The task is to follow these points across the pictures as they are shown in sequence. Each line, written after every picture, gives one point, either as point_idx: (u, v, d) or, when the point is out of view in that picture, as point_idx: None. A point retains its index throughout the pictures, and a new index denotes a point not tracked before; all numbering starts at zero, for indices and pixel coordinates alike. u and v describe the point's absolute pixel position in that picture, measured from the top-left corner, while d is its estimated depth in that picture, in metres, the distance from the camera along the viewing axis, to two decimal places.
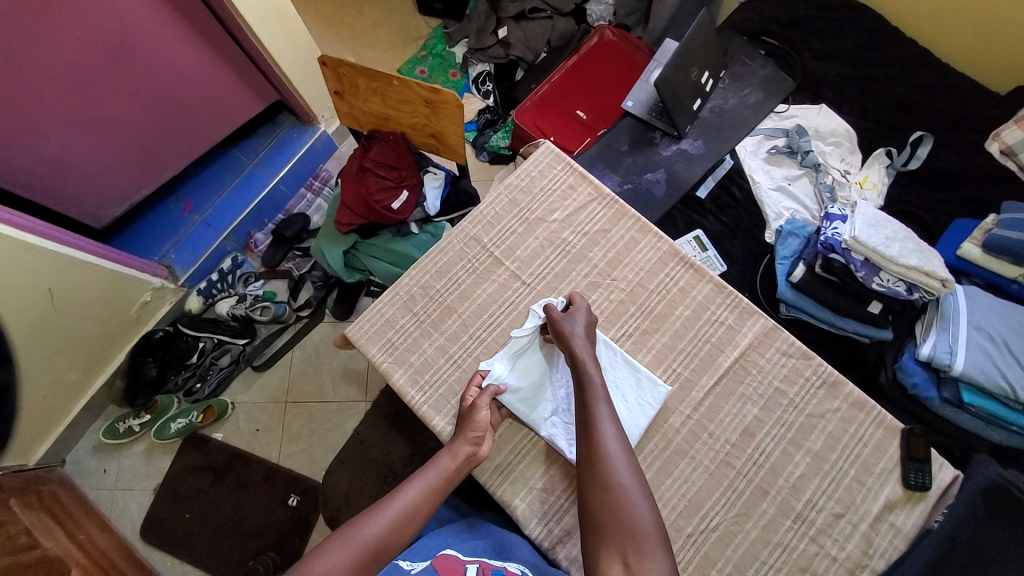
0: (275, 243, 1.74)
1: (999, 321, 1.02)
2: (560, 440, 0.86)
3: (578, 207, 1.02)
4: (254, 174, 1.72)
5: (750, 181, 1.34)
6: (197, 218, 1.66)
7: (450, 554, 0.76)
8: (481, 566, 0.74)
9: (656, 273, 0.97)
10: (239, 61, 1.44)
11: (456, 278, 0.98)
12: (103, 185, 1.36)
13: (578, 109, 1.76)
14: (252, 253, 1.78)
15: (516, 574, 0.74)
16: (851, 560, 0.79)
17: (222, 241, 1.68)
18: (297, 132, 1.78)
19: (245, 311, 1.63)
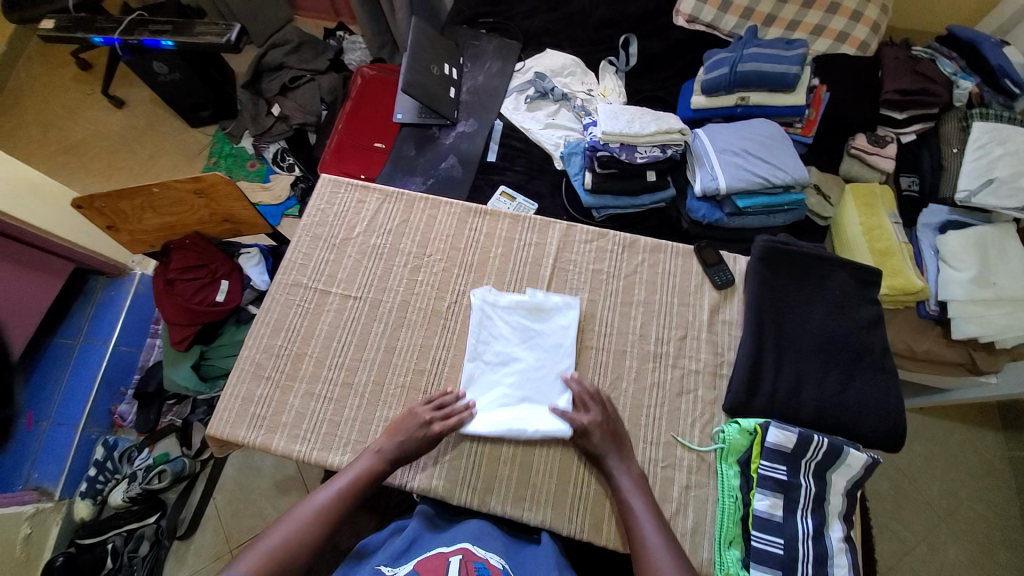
0: (143, 405, 1.52)
1: (732, 139, 1.26)
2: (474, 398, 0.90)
3: (372, 213, 1.08)
4: (88, 350, 1.51)
5: (523, 130, 1.52)
6: (46, 423, 1.41)
7: (433, 553, 0.71)
8: (464, 556, 0.70)
9: (461, 232, 1.06)
10: (9, 246, 1.34)
11: (294, 326, 0.98)
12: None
13: (376, 142, 1.80)
14: (125, 430, 1.54)
15: (499, 566, 0.70)
16: (707, 364, 0.92)
17: (82, 433, 1.44)
18: (113, 290, 1.59)
19: (139, 487, 1.36)
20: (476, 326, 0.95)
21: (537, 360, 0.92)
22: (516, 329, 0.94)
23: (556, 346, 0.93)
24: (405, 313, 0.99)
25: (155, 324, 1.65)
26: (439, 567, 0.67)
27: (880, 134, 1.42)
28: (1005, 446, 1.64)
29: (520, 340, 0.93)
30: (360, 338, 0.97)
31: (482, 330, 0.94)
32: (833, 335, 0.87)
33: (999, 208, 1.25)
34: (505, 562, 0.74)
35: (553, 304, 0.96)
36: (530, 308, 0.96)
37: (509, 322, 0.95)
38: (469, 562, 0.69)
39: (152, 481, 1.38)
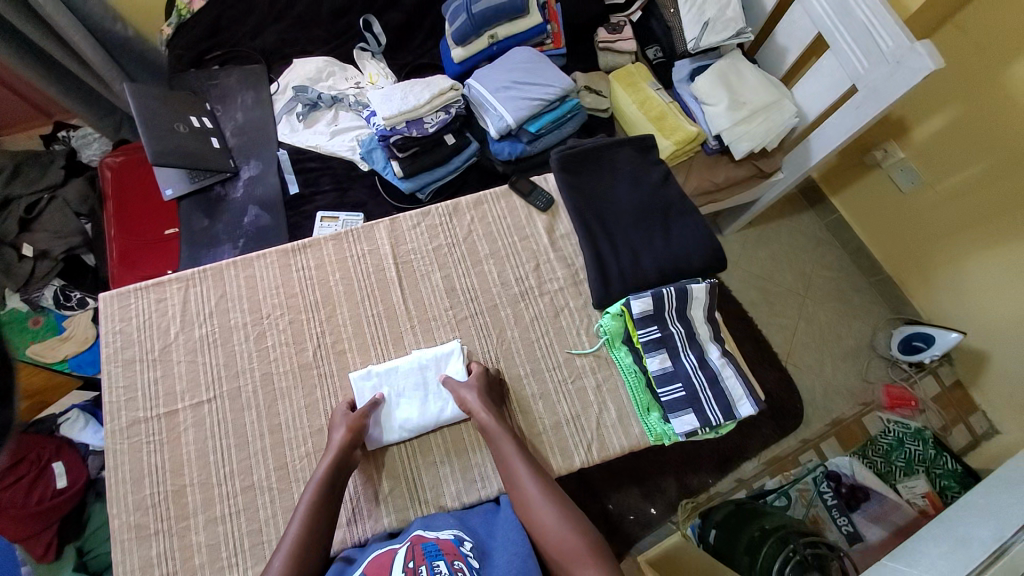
0: None
1: (498, 75, 1.34)
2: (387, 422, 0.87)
3: (182, 305, 0.95)
4: None
5: (313, 148, 1.44)
6: None
7: (382, 552, 0.74)
8: (412, 543, 0.74)
9: (289, 276, 0.98)
10: None
11: (155, 467, 0.86)
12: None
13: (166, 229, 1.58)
14: None
15: (449, 538, 0.75)
16: (566, 278, 0.99)
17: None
18: None
19: None
20: (382, 421, 0.87)
21: (432, 406, 0.88)
22: (410, 400, 0.88)
23: (440, 397, 0.89)
24: (273, 384, 0.90)
25: None
26: (387, 562, 0.71)
27: (615, 22, 1.60)
28: (817, 217, 2.03)
29: (422, 409, 0.88)
30: (238, 436, 0.87)
31: (390, 389, 0.89)
32: (644, 201, 0.98)
33: (722, 41, 1.46)
34: (459, 531, 0.79)
35: (438, 358, 0.91)
36: (425, 369, 0.90)
37: (409, 388, 0.89)
38: (418, 546, 0.73)
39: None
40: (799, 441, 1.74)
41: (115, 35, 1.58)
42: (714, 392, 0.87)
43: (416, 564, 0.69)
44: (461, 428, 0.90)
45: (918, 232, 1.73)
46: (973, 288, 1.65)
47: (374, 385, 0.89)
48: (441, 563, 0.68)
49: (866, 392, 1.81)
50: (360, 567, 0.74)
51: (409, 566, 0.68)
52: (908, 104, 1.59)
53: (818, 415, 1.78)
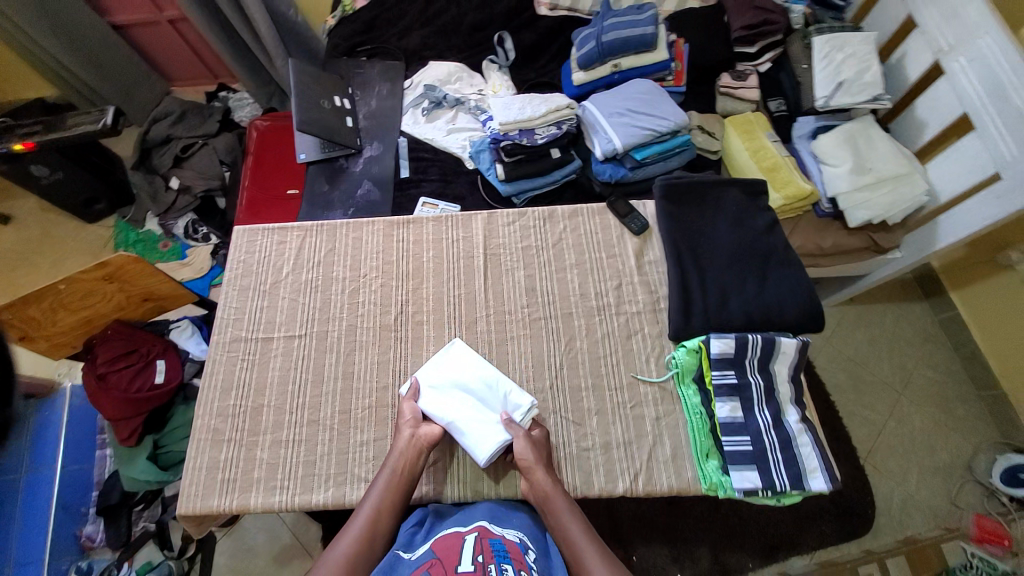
0: (110, 520, 1.39)
1: (615, 102, 1.38)
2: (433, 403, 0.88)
3: (297, 249, 1.07)
4: (33, 481, 1.37)
5: (428, 141, 1.56)
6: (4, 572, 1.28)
7: (449, 534, 0.74)
8: (480, 534, 0.73)
9: (390, 245, 1.06)
10: None
11: (243, 383, 0.95)
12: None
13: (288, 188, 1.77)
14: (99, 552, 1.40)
15: (515, 538, 0.74)
16: (646, 303, 0.99)
17: (49, 565, 1.31)
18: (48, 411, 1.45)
19: None
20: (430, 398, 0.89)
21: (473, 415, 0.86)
22: (459, 401, 0.87)
23: (479, 421, 0.85)
24: (355, 337, 0.97)
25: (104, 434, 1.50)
26: (455, 545, 0.70)
27: (742, 70, 1.58)
28: (929, 310, 1.83)
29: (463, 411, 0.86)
30: (316, 374, 0.95)
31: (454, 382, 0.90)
32: (743, 244, 0.96)
33: (856, 103, 1.42)
34: (523, 536, 0.78)
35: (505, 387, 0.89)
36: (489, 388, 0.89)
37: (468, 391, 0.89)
38: (486, 539, 0.72)
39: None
40: (862, 549, 1.55)
41: (290, 19, 1.84)
42: (783, 455, 0.82)
43: (484, 560, 0.66)
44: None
45: None
46: None
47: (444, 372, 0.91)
48: (508, 567, 0.66)
49: (954, 516, 1.59)
50: (426, 546, 0.74)
51: (478, 560, 0.65)
52: None
53: (889, 527, 1.58)
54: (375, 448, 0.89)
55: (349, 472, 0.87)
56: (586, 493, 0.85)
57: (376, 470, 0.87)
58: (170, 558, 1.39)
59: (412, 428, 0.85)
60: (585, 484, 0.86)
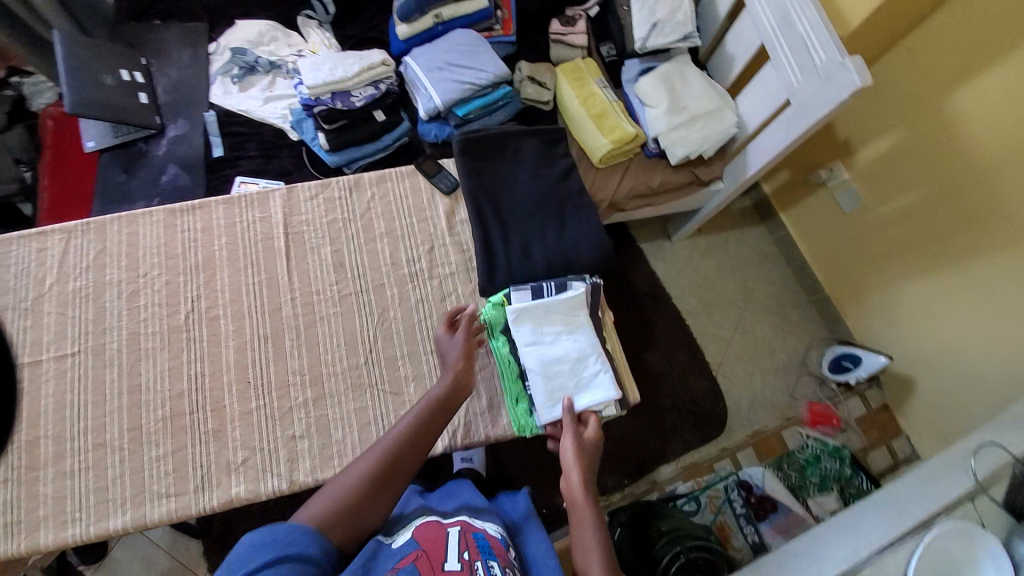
0: None
1: (434, 55, 1.32)
2: (524, 330, 0.89)
3: (61, 256, 0.93)
4: None
5: (245, 113, 1.41)
6: None
7: (429, 524, 0.73)
8: (463, 528, 0.73)
9: (173, 238, 0.96)
10: None
11: (10, 416, 0.84)
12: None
13: None
14: None
15: (496, 534, 0.75)
16: (458, 264, 0.99)
17: None
18: None
19: None
20: (526, 321, 0.89)
21: (549, 369, 0.87)
22: (549, 344, 0.88)
23: (552, 381, 0.87)
24: (140, 344, 0.89)
25: None
26: (441, 539, 0.69)
27: (571, 14, 1.56)
28: (766, 232, 2.02)
29: (544, 360, 0.88)
30: (97, 392, 0.86)
31: (550, 322, 0.89)
32: (542, 193, 0.99)
33: (670, 43, 1.46)
34: (501, 530, 0.80)
35: (590, 369, 0.88)
36: (574, 358, 0.89)
37: (557, 342, 0.89)
38: (469, 534, 0.72)
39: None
40: (719, 450, 1.74)
41: None
42: (580, 388, 0.88)
43: (470, 556, 0.68)
44: (326, 404, 0.89)
45: (857, 254, 1.74)
46: (905, 312, 1.65)
47: (550, 309, 0.89)
48: (495, 564, 0.67)
49: (793, 409, 1.82)
50: (406, 534, 0.72)
51: (464, 558, 0.66)
52: (856, 124, 1.58)
53: (741, 428, 1.78)
54: (174, 460, 0.83)
55: (148, 495, 0.81)
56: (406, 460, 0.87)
57: (178, 482, 0.83)
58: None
59: (465, 359, 0.87)
60: None
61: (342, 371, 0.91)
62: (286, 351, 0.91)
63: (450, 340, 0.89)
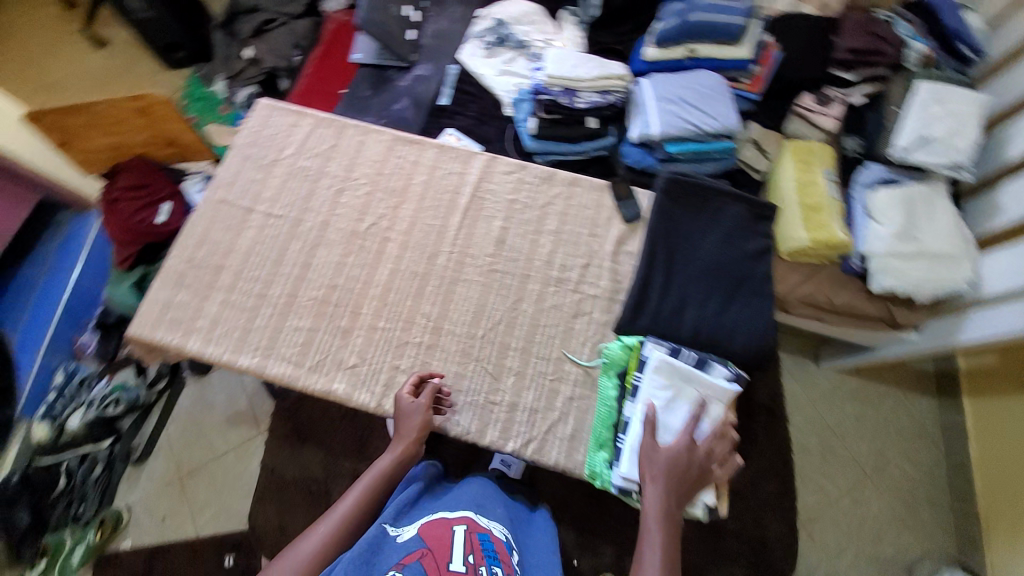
0: (105, 335, 1.76)
1: (671, 88, 1.29)
2: (654, 381, 0.82)
3: (304, 137, 1.12)
4: (52, 280, 1.76)
5: (478, 76, 1.54)
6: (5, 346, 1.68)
7: (439, 520, 0.82)
8: (469, 528, 0.81)
9: (387, 160, 1.10)
10: None
11: (217, 239, 1.03)
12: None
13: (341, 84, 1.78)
14: (85, 358, 1.77)
15: (501, 535, 0.83)
16: (605, 290, 0.96)
17: (43, 358, 1.68)
18: (81, 222, 1.84)
19: (95, 412, 1.60)
20: (661, 375, 0.82)
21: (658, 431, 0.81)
22: (670, 408, 0.81)
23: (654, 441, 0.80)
24: (324, 233, 1.03)
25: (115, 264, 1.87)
26: (443, 538, 0.78)
27: (828, 94, 1.44)
28: (940, 410, 1.67)
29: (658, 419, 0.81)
30: (279, 254, 1.01)
31: (683, 387, 0.82)
32: (722, 262, 0.93)
33: (931, 165, 1.29)
34: (505, 531, 0.87)
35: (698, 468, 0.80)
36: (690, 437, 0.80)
37: (680, 410, 0.81)
38: (474, 536, 0.80)
39: (109, 407, 1.63)
40: None
41: None
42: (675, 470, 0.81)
43: (473, 560, 0.76)
44: (433, 352, 0.94)
45: None
46: None
47: (692, 379, 0.82)
48: (497, 571, 0.75)
49: None
50: (414, 529, 0.81)
51: (469, 561, 0.75)
52: None
53: None
54: (305, 335, 0.96)
55: (274, 355, 0.94)
56: (475, 441, 0.89)
57: (298, 353, 0.94)
58: (140, 386, 1.71)
59: (418, 430, 0.84)
60: (478, 432, 0.89)
61: (459, 333, 0.95)
62: (426, 293, 0.98)
63: (411, 408, 0.85)
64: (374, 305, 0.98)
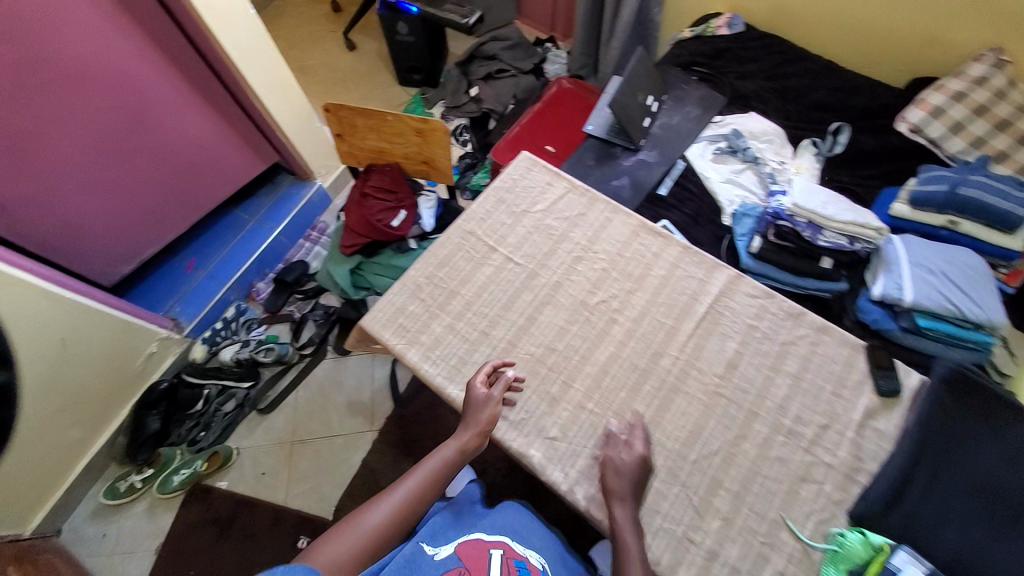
0: (277, 290, 2.00)
1: (931, 257, 1.19)
2: None
3: (556, 199, 1.18)
4: (256, 228, 2.01)
5: (702, 177, 1.54)
6: (201, 273, 1.92)
7: (475, 541, 0.86)
8: (507, 552, 0.85)
9: (630, 244, 1.11)
10: (238, 120, 1.77)
11: (457, 266, 1.10)
12: (119, 231, 1.65)
13: (545, 144, 2.04)
14: (255, 302, 2.02)
15: (536, 565, 0.85)
16: (843, 464, 0.89)
17: (224, 292, 1.91)
18: (295, 189, 2.09)
19: (249, 353, 1.83)
20: None
21: None
22: None
23: None
24: (554, 294, 1.06)
25: (307, 231, 2.14)
26: (481, 561, 0.81)
27: None
28: None
29: None
30: (509, 301, 1.06)
31: None
32: (1007, 488, 0.80)
33: None
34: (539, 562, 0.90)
35: None
36: None
37: None
38: (511, 560, 0.84)
39: (259, 354, 1.83)
40: None
41: (651, 15, 2.00)
42: None
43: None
44: (619, 450, 0.86)
45: None
46: None
47: None
48: None
49: None
50: (452, 547, 0.85)
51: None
52: None
53: None
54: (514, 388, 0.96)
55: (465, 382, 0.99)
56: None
57: (502, 404, 0.95)
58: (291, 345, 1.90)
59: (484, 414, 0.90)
60: (667, 568, 0.81)
61: (668, 448, 0.90)
62: (641, 392, 0.95)
63: (483, 399, 0.91)
64: (587, 383, 0.96)
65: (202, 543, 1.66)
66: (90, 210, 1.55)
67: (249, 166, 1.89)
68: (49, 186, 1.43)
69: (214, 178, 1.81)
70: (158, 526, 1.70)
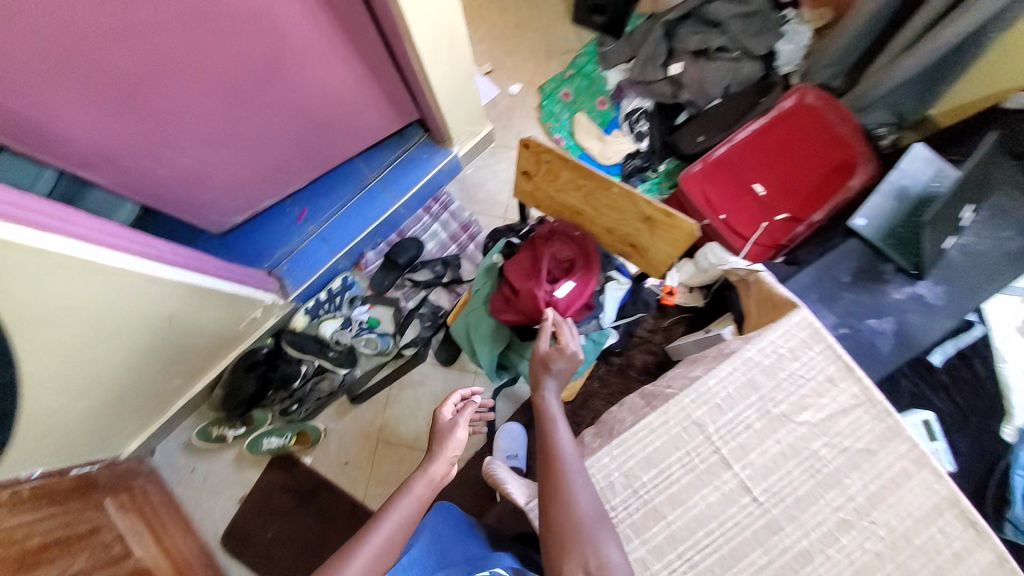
0: (386, 268, 1.73)
1: None
2: None
3: (836, 410, 0.82)
4: (377, 190, 1.68)
5: (996, 359, 1.14)
6: (312, 228, 1.66)
7: None
8: None
9: (925, 526, 0.78)
10: (386, 70, 1.33)
11: (671, 474, 0.81)
12: (236, 185, 1.38)
13: (757, 182, 1.51)
14: (361, 272, 1.78)
15: None
16: None
17: (333, 263, 1.68)
18: (428, 152, 1.71)
19: (350, 340, 1.67)
20: None
21: None
22: None
23: None
24: (797, 570, 0.76)
25: (431, 201, 1.80)
26: None
27: None
28: None
29: None
30: (731, 556, 0.77)
31: None
32: None
33: None
34: None
35: None
36: None
37: None
38: None
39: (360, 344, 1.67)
40: None
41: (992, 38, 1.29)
42: None
43: None
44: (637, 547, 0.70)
45: None
46: None
47: None
48: None
49: None
50: None
51: None
52: None
53: None
54: None
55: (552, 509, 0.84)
56: None
57: None
58: (393, 335, 1.70)
59: (454, 426, 0.91)
60: None
61: None
62: None
63: (449, 426, 0.91)
64: None
65: (281, 511, 1.68)
66: (208, 165, 1.27)
67: (381, 119, 1.49)
68: (166, 139, 1.13)
69: (344, 132, 1.44)
70: (245, 480, 1.71)
